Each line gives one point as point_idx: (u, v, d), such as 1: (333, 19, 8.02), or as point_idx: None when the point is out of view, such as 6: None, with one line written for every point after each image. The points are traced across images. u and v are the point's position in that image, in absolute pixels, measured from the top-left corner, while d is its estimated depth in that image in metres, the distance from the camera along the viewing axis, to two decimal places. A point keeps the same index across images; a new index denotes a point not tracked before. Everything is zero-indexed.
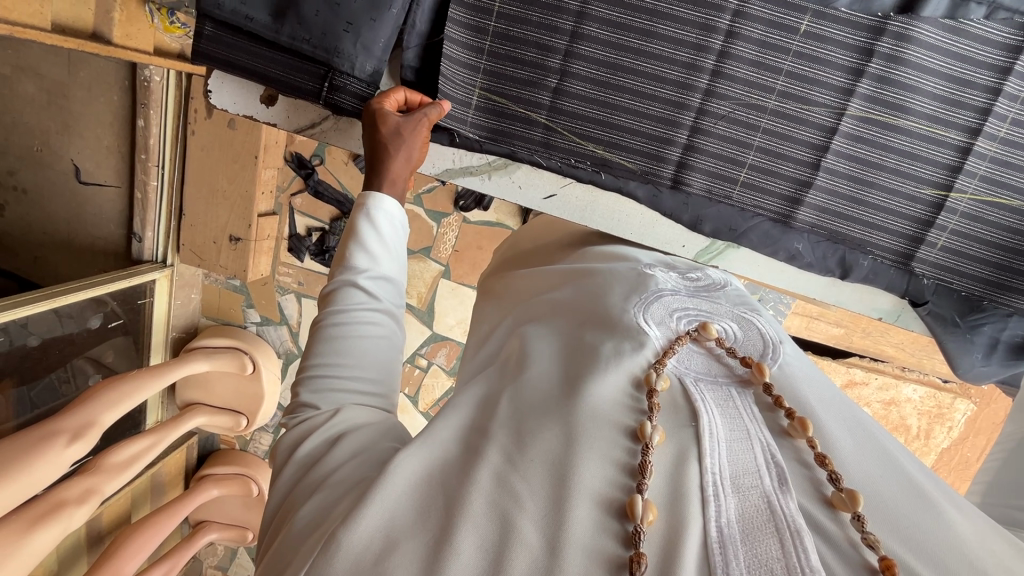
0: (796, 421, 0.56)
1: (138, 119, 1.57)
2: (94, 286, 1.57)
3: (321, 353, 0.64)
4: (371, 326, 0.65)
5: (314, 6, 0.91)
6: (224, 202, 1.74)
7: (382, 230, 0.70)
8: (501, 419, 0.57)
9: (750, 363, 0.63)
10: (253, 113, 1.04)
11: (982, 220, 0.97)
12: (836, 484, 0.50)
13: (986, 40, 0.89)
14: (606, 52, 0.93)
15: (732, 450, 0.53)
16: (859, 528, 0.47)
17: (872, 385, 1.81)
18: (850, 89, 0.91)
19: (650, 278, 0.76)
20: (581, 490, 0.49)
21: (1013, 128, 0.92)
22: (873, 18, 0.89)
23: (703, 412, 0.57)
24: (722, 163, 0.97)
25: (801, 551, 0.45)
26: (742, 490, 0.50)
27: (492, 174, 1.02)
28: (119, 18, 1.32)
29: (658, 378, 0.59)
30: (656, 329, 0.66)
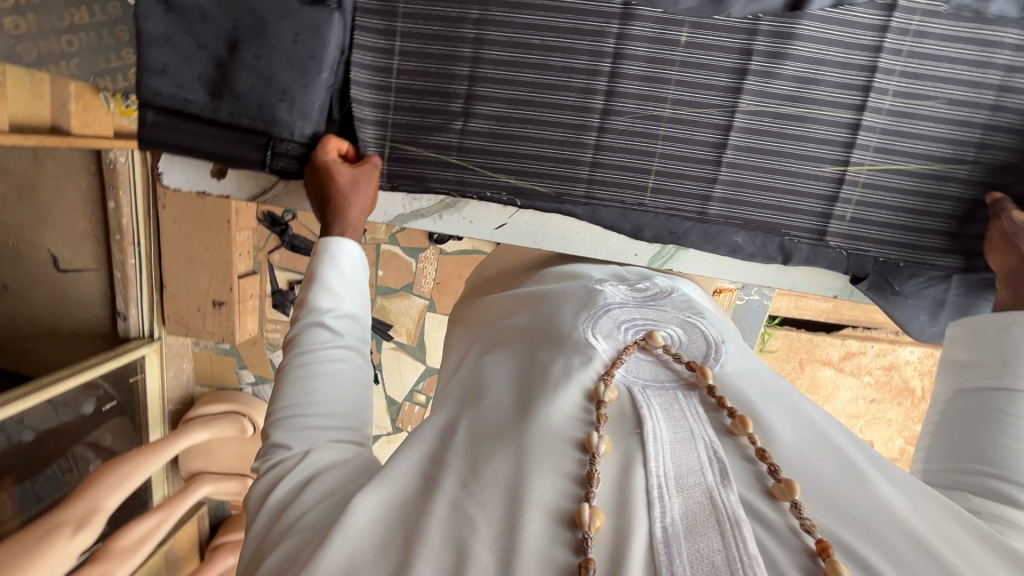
0: (736, 418, 0.58)
1: (110, 202, 1.59)
2: (84, 372, 1.57)
3: (288, 394, 0.66)
4: (335, 360, 0.68)
5: (247, 81, 0.95)
6: (203, 269, 1.75)
7: (343, 271, 0.75)
8: (458, 448, 0.59)
9: (693, 367, 0.65)
10: (205, 188, 1.08)
11: (886, 188, 0.98)
12: (775, 475, 0.54)
13: (860, 24, 0.91)
14: (505, 90, 0.98)
15: (676, 450, 0.56)
16: (796, 515, 0.51)
17: (869, 352, 1.84)
18: (737, 88, 0.95)
19: (599, 295, 0.77)
20: (532, 504, 0.52)
21: (896, 100, 0.94)
22: (744, 20, 0.92)
23: (648, 418, 0.59)
24: (625, 172, 1.01)
25: (740, 541, 0.48)
26: (686, 488, 0.52)
27: (443, 213, 1.07)
28: (75, 109, 1.36)
29: (608, 390, 0.62)
30: (604, 341, 0.68)
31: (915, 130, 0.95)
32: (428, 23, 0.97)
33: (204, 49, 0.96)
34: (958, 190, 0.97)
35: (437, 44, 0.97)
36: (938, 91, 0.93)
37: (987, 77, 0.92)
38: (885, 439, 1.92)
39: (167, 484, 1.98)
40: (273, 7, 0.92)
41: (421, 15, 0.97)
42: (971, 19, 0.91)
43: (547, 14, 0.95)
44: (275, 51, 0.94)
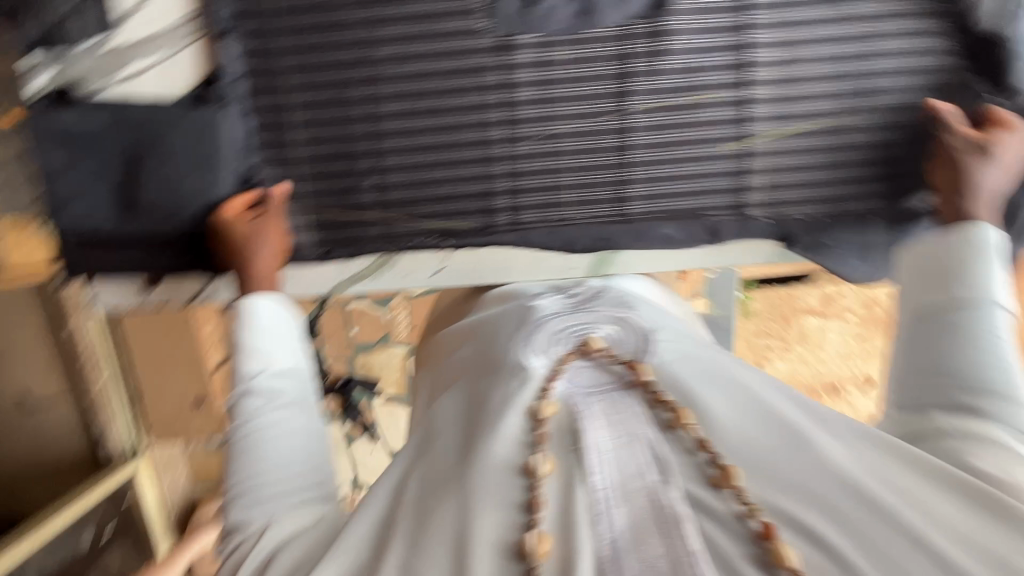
0: (674, 414, 0.61)
1: (65, 327, 1.46)
2: (74, 502, 1.49)
3: (238, 469, 0.66)
4: (276, 424, 0.69)
5: (153, 193, 0.96)
6: (178, 372, 1.67)
7: (265, 328, 0.77)
8: (409, 501, 0.60)
9: (630, 366, 0.66)
10: (141, 302, 1.08)
11: (791, 151, 1.02)
12: (716, 465, 0.57)
13: (720, 8, 0.96)
14: (408, 141, 0.99)
15: (619, 459, 0.58)
16: (741, 504, 0.54)
17: (849, 293, 1.80)
18: (625, 91, 0.98)
19: (532, 310, 0.77)
20: (480, 542, 0.53)
21: (773, 71, 0.98)
22: (613, 28, 0.96)
23: (587, 428, 0.60)
24: (543, 192, 1.03)
25: (682, 537, 0.52)
26: (630, 496, 0.55)
27: (377, 272, 1.08)
28: None
29: (548, 405, 0.63)
30: (539, 358, 0.68)
31: (800, 92, 0.99)
32: (316, 94, 0.97)
33: (104, 170, 0.96)
34: (855, 139, 1.01)
35: (329, 110, 0.97)
36: (812, 53, 0.97)
37: (851, 29, 0.97)
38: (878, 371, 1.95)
39: None
40: (162, 119, 0.94)
41: (316, 84, 0.96)
42: None
43: (435, 61, 0.96)
44: (175, 158, 0.95)
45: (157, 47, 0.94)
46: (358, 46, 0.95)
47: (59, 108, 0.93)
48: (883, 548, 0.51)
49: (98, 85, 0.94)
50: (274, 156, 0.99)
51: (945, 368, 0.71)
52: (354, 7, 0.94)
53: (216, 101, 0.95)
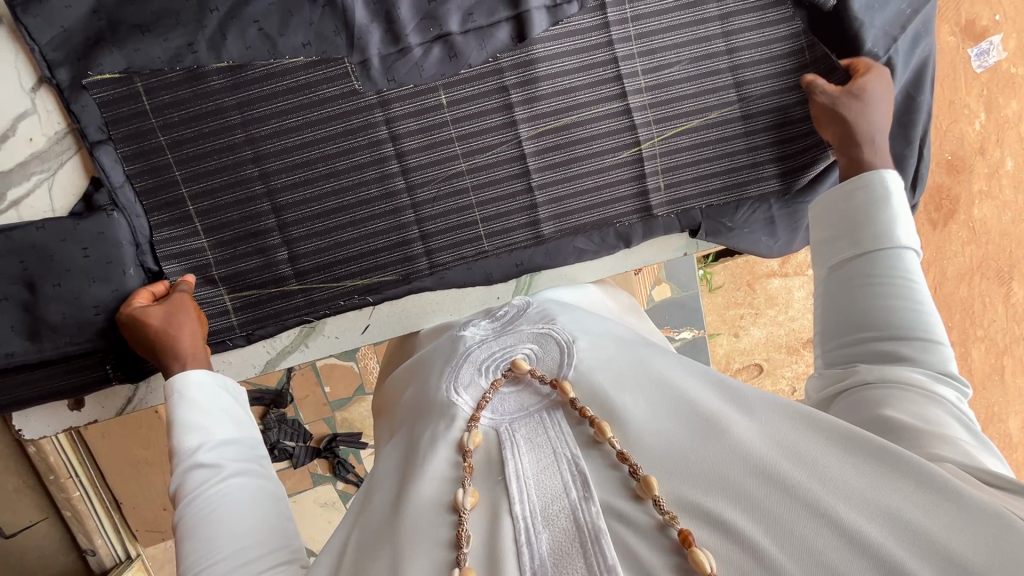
0: (595, 427, 0.55)
1: (30, 446, 1.43)
2: None
3: (189, 551, 0.61)
4: (227, 490, 0.65)
5: (58, 312, 0.94)
6: (153, 469, 1.70)
7: (202, 402, 0.73)
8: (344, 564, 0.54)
9: (555, 385, 0.61)
10: (68, 424, 1.05)
11: (684, 148, 1.03)
12: (636, 475, 0.51)
13: (585, 28, 0.97)
14: (309, 208, 0.97)
15: (539, 483, 0.53)
16: (660, 511, 0.48)
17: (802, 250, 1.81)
18: (513, 121, 0.98)
19: (460, 340, 0.75)
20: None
21: (649, 77, 1.00)
22: (487, 64, 0.97)
23: (509, 457, 0.55)
24: (457, 232, 1.02)
25: (601, 552, 0.47)
26: (551, 520, 0.50)
27: (306, 341, 1.07)
28: None
29: (472, 434, 0.58)
30: (465, 394, 0.64)
31: (678, 92, 1.01)
32: (211, 180, 0.95)
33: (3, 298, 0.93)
34: (739, 127, 1.04)
35: (226, 194, 0.96)
36: (677, 56, 1.00)
37: (708, 30, 1.00)
38: None
39: None
40: (51, 235, 0.93)
41: (200, 174, 0.95)
42: None
43: (314, 128, 0.95)
44: (71, 272, 0.94)
45: (34, 171, 0.94)
46: (236, 130, 0.94)
47: None
48: (804, 538, 0.44)
49: None
50: (177, 250, 0.98)
51: (873, 323, 0.65)
52: (227, 91, 0.93)
53: (106, 204, 0.95)
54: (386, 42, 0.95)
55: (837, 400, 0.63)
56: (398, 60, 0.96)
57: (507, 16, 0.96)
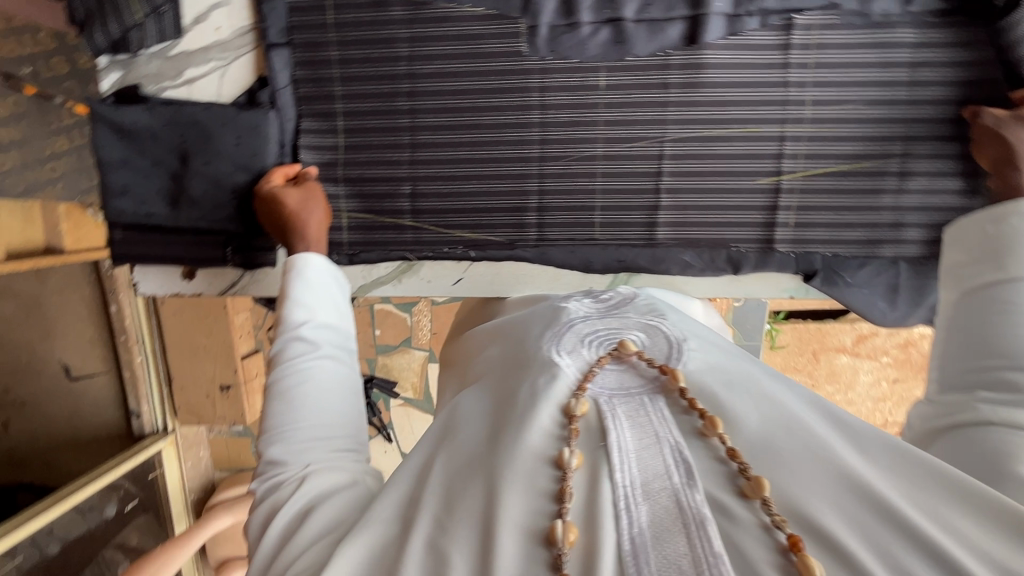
0: (706, 420, 0.56)
1: (111, 304, 1.65)
2: (105, 472, 1.63)
3: (278, 412, 0.65)
4: (318, 369, 0.68)
5: (200, 187, 1.03)
6: (207, 356, 1.81)
7: (312, 282, 0.76)
8: (435, 478, 0.57)
9: (664, 370, 0.62)
10: (178, 290, 1.15)
11: (822, 191, 1.01)
12: (744, 474, 0.51)
13: (765, 45, 0.96)
14: (445, 152, 1.03)
15: (641, 459, 0.53)
16: (767, 512, 0.48)
17: (883, 332, 1.76)
18: (661, 119, 1.00)
19: (563, 311, 0.76)
20: (506, 524, 0.50)
21: (816, 107, 0.98)
22: (654, 57, 0.97)
23: (612, 428, 0.56)
24: (573, 212, 1.04)
25: (707, 541, 0.46)
26: (652, 495, 0.50)
27: (401, 277, 1.12)
28: (66, 228, 1.46)
29: (579, 402, 0.59)
30: (568, 358, 0.66)
31: (837, 132, 0.98)
32: (365, 103, 1.02)
33: (159, 164, 1.04)
34: (893, 183, 0.99)
35: (374, 119, 1.03)
36: (852, 93, 0.97)
37: (895, 75, 0.95)
38: None
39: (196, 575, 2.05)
40: (214, 117, 1.01)
41: (358, 95, 1.02)
42: (864, 24, 0.94)
43: (472, 79, 1.00)
44: (221, 155, 1.02)
45: (212, 57, 1.03)
46: (401, 62, 1.00)
47: (121, 106, 1.01)
48: None
49: (159, 87, 1.04)
50: (323, 159, 1.05)
51: (1000, 350, 0.60)
52: (403, 23, 0.98)
53: (266, 102, 1.02)
54: (559, 12, 0.96)
55: (948, 432, 0.59)
56: (565, 33, 0.97)
57: (684, 15, 0.95)
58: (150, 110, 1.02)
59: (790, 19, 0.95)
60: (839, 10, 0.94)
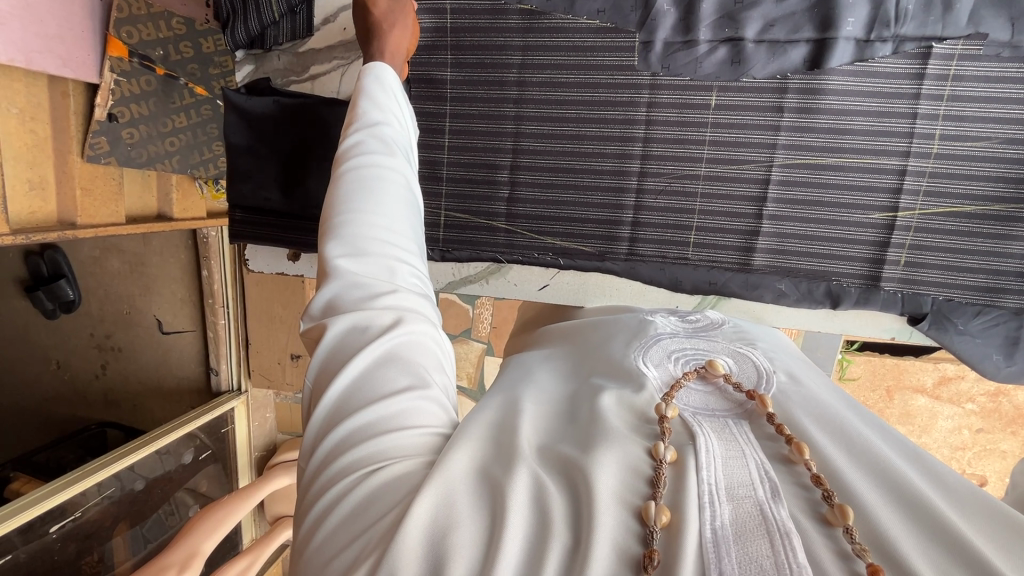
0: (792, 445, 0.53)
1: (203, 270, 1.83)
2: (184, 423, 1.77)
3: (349, 200, 0.61)
4: (391, 170, 0.64)
5: (313, 177, 1.10)
6: (282, 326, 1.94)
7: (386, 95, 0.71)
8: (528, 430, 0.55)
9: (752, 395, 0.61)
10: (284, 268, 1.25)
11: (939, 231, 0.95)
12: (829, 499, 0.47)
13: (895, 74, 0.91)
14: (546, 160, 1.06)
15: (727, 466, 0.51)
16: (850, 539, 0.44)
17: (970, 377, 1.63)
18: (773, 143, 0.97)
19: (649, 323, 0.77)
20: (604, 491, 0.46)
21: (944, 143, 0.92)
22: (772, 80, 0.95)
23: (700, 433, 0.55)
24: (670, 231, 1.04)
25: (791, 550, 0.43)
26: (736, 499, 0.48)
27: (489, 278, 1.15)
28: (175, 198, 1.60)
29: (669, 406, 0.58)
30: (654, 370, 0.65)
31: (965, 171, 0.92)
32: (473, 108, 1.06)
33: (277, 152, 1.11)
34: None
35: (480, 122, 1.06)
36: (990, 131, 0.90)
37: None
38: (1003, 475, 1.67)
39: (254, 526, 2.22)
40: (333, 113, 1.08)
41: (467, 98, 1.05)
42: (1013, 56, 0.87)
43: (578, 91, 1.01)
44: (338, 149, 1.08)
45: (337, 56, 1.10)
46: (512, 69, 1.02)
47: (252, 95, 1.10)
48: None
49: (286, 81, 1.13)
50: (428, 157, 1.09)
51: None
52: (518, 32, 1.00)
53: None
54: (676, 29, 0.96)
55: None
56: (680, 50, 0.97)
57: (810, 37, 0.92)
58: (278, 101, 1.09)
59: (929, 48, 0.89)
60: (985, 41, 0.87)
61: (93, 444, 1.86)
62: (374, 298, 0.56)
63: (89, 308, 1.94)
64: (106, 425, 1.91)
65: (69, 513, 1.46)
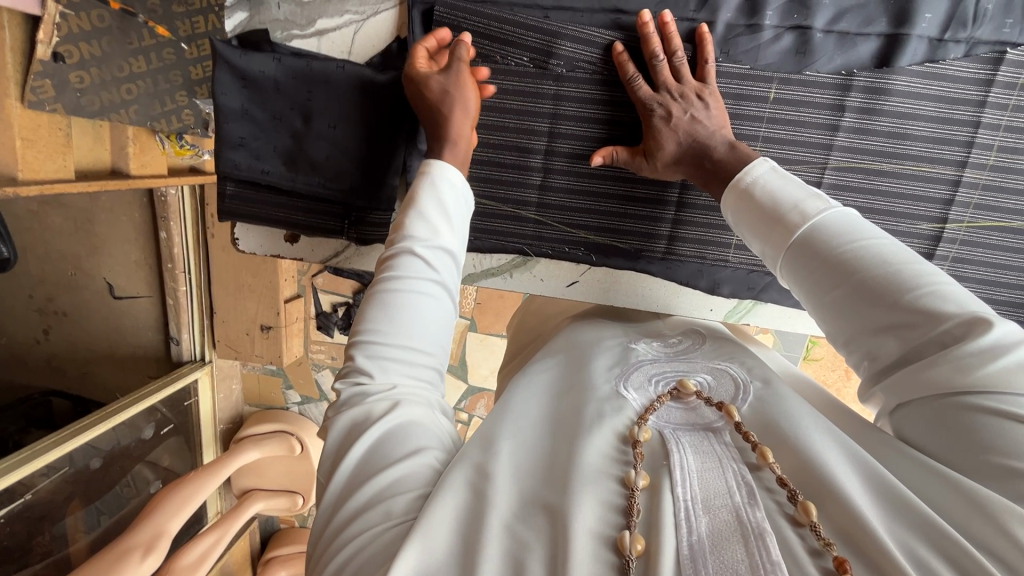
0: (757, 449, 0.54)
1: (162, 232, 1.67)
2: (144, 398, 1.69)
3: (372, 321, 0.62)
4: (419, 295, 0.63)
5: (323, 151, 0.97)
6: (251, 295, 1.82)
7: (441, 202, 0.69)
8: (502, 476, 0.53)
9: (721, 408, 0.60)
10: (278, 251, 1.10)
11: (983, 245, 0.94)
12: (794, 498, 0.50)
13: (965, 79, 0.87)
14: (584, 147, 0.96)
15: (702, 478, 0.52)
16: (817, 536, 0.46)
17: None
18: (829, 143, 0.91)
19: (630, 349, 0.72)
20: (578, 529, 0.47)
21: (1001, 155, 0.90)
22: (837, 75, 0.89)
23: (676, 451, 0.55)
24: (712, 231, 0.99)
25: (765, 551, 0.45)
26: (712, 509, 0.49)
27: (513, 271, 1.05)
28: (132, 151, 1.39)
29: (643, 430, 0.57)
30: (634, 394, 0.63)
31: (1018, 185, 0.91)
32: (513, 81, 0.95)
33: (279, 120, 0.97)
34: None
35: (516, 100, 0.95)
36: None
37: None
38: None
39: (220, 500, 2.13)
40: (347, 78, 0.94)
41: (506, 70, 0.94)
42: None
43: None
44: (350, 121, 0.95)
45: (349, 9, 0.95)
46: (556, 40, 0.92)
47: (248, 52, 0.94)
48: None
49: (286, 35, 0.97)
50: None
51: None
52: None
53: (402, 68, 0.95)
54: (741, 11, 0.88)
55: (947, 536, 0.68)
56: (742, 34, 0.88)
57: (882, 32, 0.87)
58: (279, 60, 0.94)
59: (1001, 53, 0.86)
60: None
61: (37, 414, 1.67)
62: (373, 394, 0.59)
63: (26, 268, 1.70)
64: (51, 394, 1.73)
65: (19, 495, 1.40)
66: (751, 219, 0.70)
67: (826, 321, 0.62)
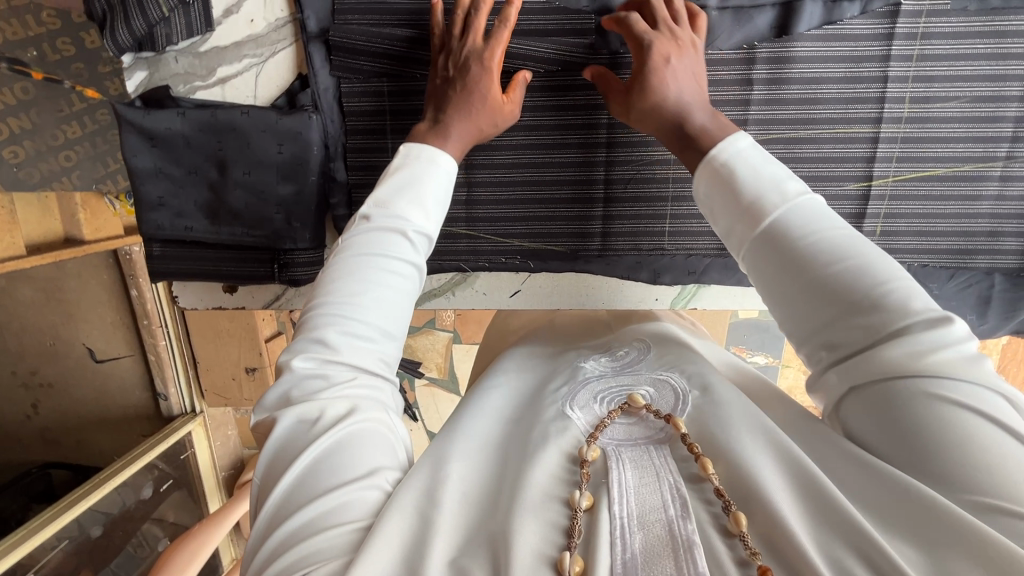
0: (699, 461, 0.53)
1: (132, 289, 1.65)
2: (144, 453, 1.66)
3: (336, 292, 0.62)
4: (384, 275, 0.63)
5: (241, 199, 0.96)
6: (231, 340, 1.77)
7: (421, 188, 0.68)
8: (449, 506, 0.51)
9: (668, 420, 0.58)
10: (221, 303, 1.09)
11: (912, 197, 0.93)
12: (727, 509, 0.49)
13: (865, 35, 0.87)
14: (504, 156, 0.96)
15: (639, 494, 0.51)
16: (744, 546, 0.46)
17: None
18: (743, 119, 0.90)
19: (575, 367, 0.70)
20: (521, 550, 0.46)
21: (914, 106, 0.89)
22: (738, 51, 0.87)
23: (615, 468, 0.54)
24: (643, 221, 0.98)
25: (693, 564, 0.44)
26: (646, 524, 0.48)
27: (455, 289, 1.04)
28: (83, 217, 1.38)
29: (591, 448, 0.56)
30: (579, 413, 0.61)
31: (937, 133, 0.90)
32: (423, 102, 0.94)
33: (195, 173, 0.96)
34: (994, 188, 0.92)
35: None
36: (958, 90, 0.88)
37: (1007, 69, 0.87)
38: None
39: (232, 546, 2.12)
40: (253, 122, 0.93)
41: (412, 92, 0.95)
42: (979, 10, 0.86)
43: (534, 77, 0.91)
44: (263, 164, 0.94)
45: (246, 53, 0.95)
46: None
47: (151, 110, 0.93)
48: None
49: (190, 87, 0.96)
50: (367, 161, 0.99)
51: None
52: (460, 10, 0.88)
53: (308, 105, 0.95)
54: None
55: None
56: None
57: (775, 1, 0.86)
58: (184, 114, 0.93)
59: (897, 6, 0.86)
60: None
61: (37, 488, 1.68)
62: (331, 387, 0.57)
63: (7, 344, 1.72)
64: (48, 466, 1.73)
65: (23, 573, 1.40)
66: (717, 199, 0.62)
67: (790, 311, 0.56)
